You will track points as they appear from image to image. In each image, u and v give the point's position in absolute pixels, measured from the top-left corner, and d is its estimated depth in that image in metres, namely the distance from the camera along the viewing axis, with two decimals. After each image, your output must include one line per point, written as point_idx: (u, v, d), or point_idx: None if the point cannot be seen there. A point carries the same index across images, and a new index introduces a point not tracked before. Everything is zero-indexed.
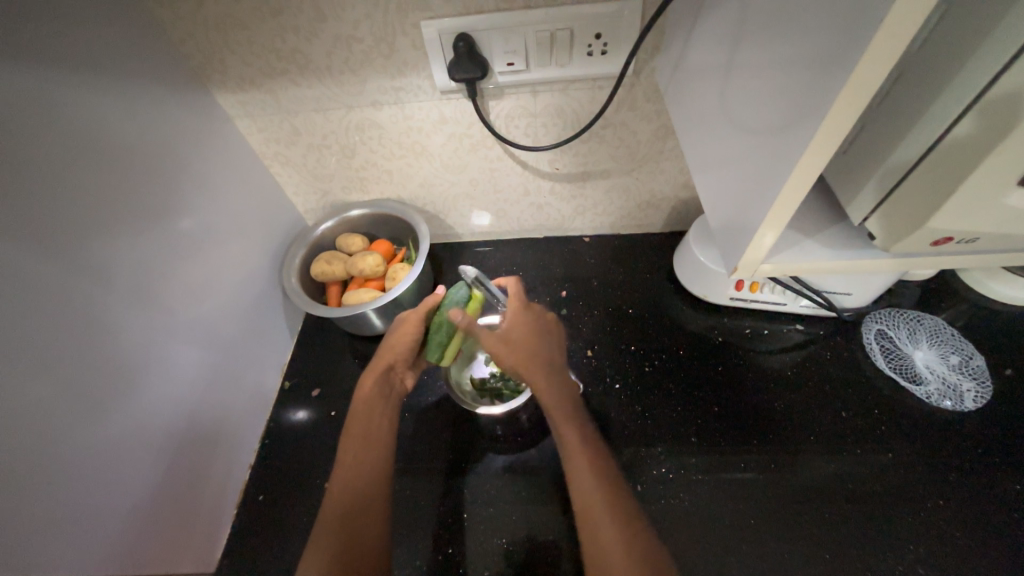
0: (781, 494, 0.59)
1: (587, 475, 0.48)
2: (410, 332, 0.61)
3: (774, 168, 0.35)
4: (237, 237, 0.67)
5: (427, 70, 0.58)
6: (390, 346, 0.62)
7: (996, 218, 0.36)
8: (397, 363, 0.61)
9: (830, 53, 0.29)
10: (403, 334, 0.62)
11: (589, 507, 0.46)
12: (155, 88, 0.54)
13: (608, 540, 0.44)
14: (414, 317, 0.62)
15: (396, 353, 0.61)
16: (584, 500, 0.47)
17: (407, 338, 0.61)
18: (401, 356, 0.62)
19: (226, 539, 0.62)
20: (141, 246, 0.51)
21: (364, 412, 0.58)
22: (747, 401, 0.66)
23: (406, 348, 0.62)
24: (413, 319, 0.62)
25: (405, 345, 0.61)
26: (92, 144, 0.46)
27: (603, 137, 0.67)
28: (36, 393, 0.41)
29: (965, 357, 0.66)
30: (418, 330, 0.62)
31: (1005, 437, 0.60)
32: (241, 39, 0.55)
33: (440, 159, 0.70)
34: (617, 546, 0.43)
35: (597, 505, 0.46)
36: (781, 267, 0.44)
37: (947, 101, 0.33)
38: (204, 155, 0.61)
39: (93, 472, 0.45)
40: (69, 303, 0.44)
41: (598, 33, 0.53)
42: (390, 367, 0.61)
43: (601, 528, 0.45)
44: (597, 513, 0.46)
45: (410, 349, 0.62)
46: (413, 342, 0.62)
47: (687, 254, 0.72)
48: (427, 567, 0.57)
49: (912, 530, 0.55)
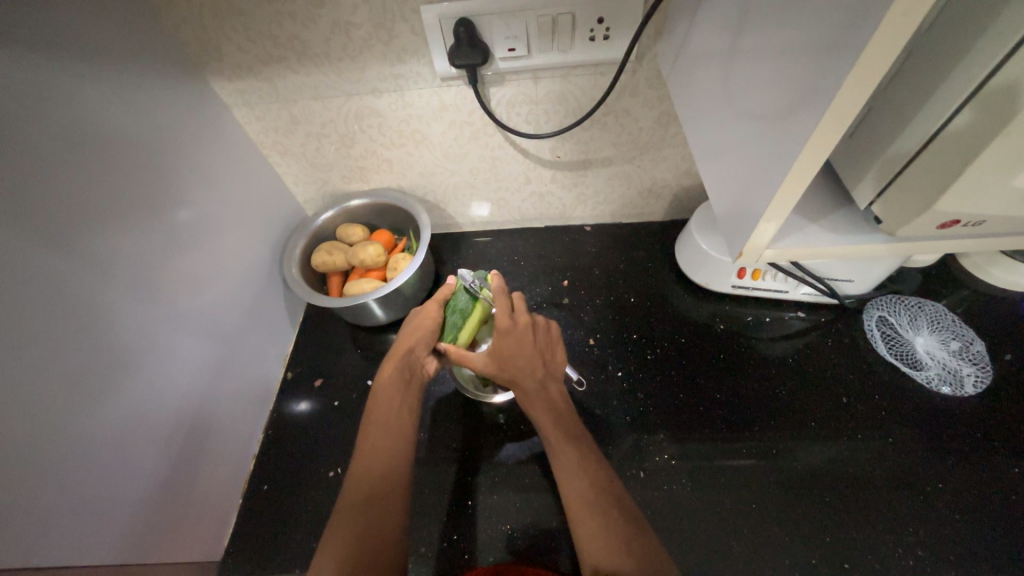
0: (782, 479, 0.59)
1: (576, 479, 0.50)
2: (430, 318, 0.63)
3: (780, 153, 0.34)
4: (237, 227, 0.66)
5: (426, 57, 0.57)
6: (410, 334, 0.63)
7: (1004, 200, 0.36)
8: (417, 348, 0.61)
9: (839, 36, 0.28)
10: (425, 322, 0.63)
11: (577, 511, 0.48)
12: (150, 76, 0.53)
13: (594, 541, 0.45)
14: (434, 305, 0.64)
15: (416, 338, 0.62)
16: (575, 502, 0.49)
17: (429, 325, 0.62)
18: (420, 342, 0.62)
19: (230, 529, 0.62)
20: (140, 238, 0.51)
21: (384, 397, 0.58)
22: (749, 387, 0.66)
23: (426, 333, 0.62)
24: (433, 308, 0.64)
25: (426, 330, 0.62)
26: (87, 133, 0.46)
27: (605, 124, 0.66)
28: (38, 387, 0.41)
29: (965, 342, 0.66)
30: (438, 316, 0.63)
31: (1003, 421, 0.61)
32: (236, 25, 0.54)
33: (441, 147, 0.70)
34: (596, 539, 0.45)
35: (586, 507, 0.48)
36: (786, 252, 0.43)
37: (956, 83, 0.33)
38: (201, 144, 0.60)
39: (97, 462, 0.45)
40: (69, 293, 0.44)
41: (600, 17, 0.53)
42: (410, 352, 0.61)
43: (584, 521, 0.47)
44: (585, 516, 0.47)
45: (430, 334, 0.62)
46: (433, 326, 0.62)
47: (689, 242, 0.72)
48: (432, 555, 0.57)
49: (910, 513, 0.56)
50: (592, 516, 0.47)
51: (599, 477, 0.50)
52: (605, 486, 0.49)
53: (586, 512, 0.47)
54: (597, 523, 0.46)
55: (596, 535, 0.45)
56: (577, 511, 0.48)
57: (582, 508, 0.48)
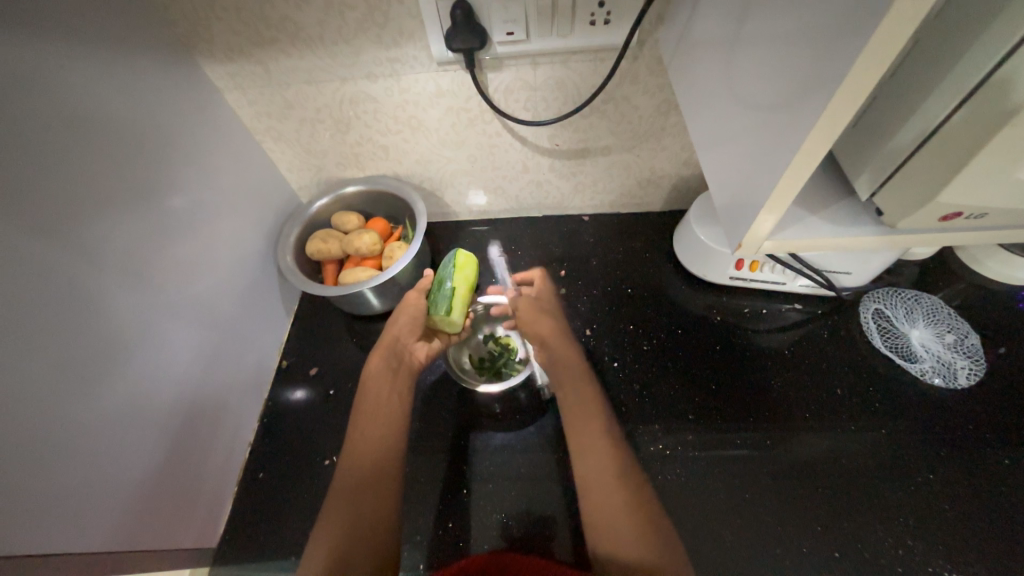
0: (776, 470, 0.60)
1: (593, 454, 0.51)
2: (412, 304, 0.63)
3: (782, 142, 0.34)
4: (231, 214, 0.65)
5: (423, 41, 0.56)
6: (394, 322, 0.63)
7: (1007, 192, 0.36)
8: (403, 334, 0.62)
9: (846, 20, 0.27)
10: (410, 309, 0.63)
11: (597, 484, 0.49)
12: (138, 58, 0.51)
13: (614, 517, 0.46)
14: (414, 294, 0.65)
15: (400, 326, 0.62)
16: (593, 474, 0.50)
17: (412, 313, 0.63)
18: (405, 329, 0.62)
19: (227, 516, 0.62)
20: (131, 225, 0.50)
21: (374, 388, 0.58)
22: (745, 379, 0.66)
23: (409, 320, 0.63)
24: (414, 297, 0.65)
25: (410, 318, 0.63)
26: (73, 115, 0.45)
27: (604, 112, 0.65)
28: (30, 375, 0.40)
29: (960, 335, 0.66)
30: (420, 302, 0.63)
31: (995, 413, 0.61)
32: (228, 5, 0.53)
33: (437, 134, 0.68)
34: (617, 515, 0.46)
35: (604, 480, 0.49)
36: (786, 245, 0.43)
37: (958, 80, 0.32)
38: (195, 129, 0.59)
39: (88, 451, 0.45)
40: (60, 279, 0.43)
41: (602, 1, 0.51)
42: (396, 341, 0.62)
43: (604, 497, 0.48)
44: (604, 487, 0.48)
45: (416, 320, 0.63)
46: (417, 311, 0.63)
47: (687, 232, 0.71)
48: (427, 543, 0.58)
49: (902, 503, 0.57)
50: (614, 491, 0.48)
51: (615, 451, 0.51)
52: (620, 458, 0.51)
53: (608, 484, 0.49)
54: (615, 496, 0.48)
55: (617, 512, 0.47)
56: (592, 482, 0.49)
57: (600, 480, 0.49)
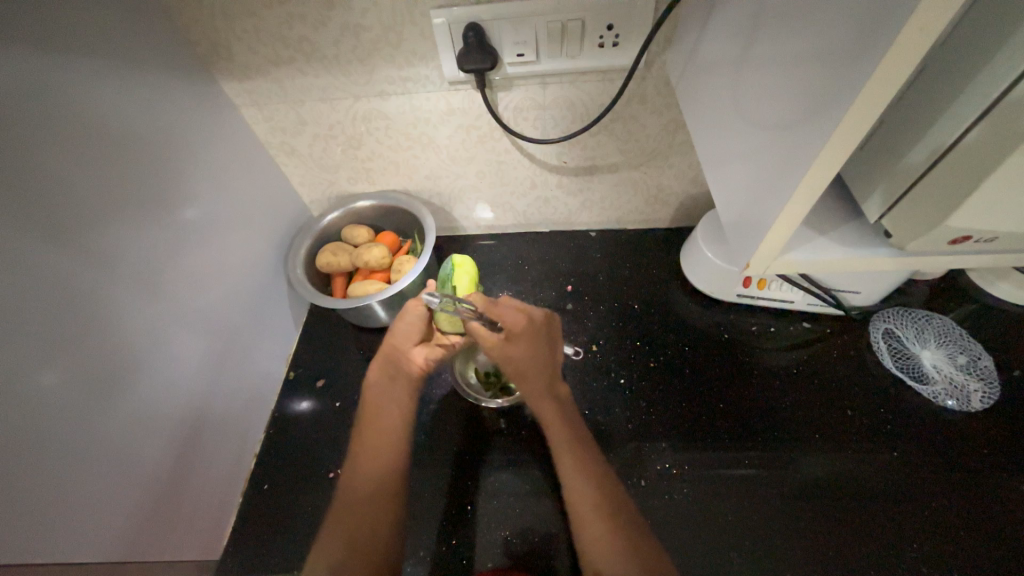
0: (784, 491, 0.59)
1: (578, 482, 0.50)
2: (413, 313, 0.59)
3: (789, 165, 0.34)
4: (243, 226, 0.66)
5: (435, 61, 0.57)
6: (393, 330, 0.59)
7: (1016, 216, 0.35)
8: (402, 343, 0.59)
9: (851, 48, 0.28)
10: (409, 315, 0.60)
11: (581, 515, 0.48)
12: (159, 76, 0.53)
13: (600, 543, 0.46)
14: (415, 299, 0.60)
15: (399, 333, 0.59)
16: (580, 507, 0.48)
17: (412, 321, 0.59)
18: (404, 337, 0.59)
19: (230, 527, 0.62)
20: (145, 236, 0.51)
21: (374, 400, 0.58)
22: (752, 398, 0.66)
23: (409, 327, 0.59)
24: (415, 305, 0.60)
25: (409, 325, 0.59)
26: (96, 131, 0.46)
27: (611, 130, 0.66)
28: (44, 384, 0.41)
29: (973, 357, 0.65)
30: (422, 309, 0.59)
31: (1009, 438, 0.60)
32: (247, 27, 0.55)
33: (447, 151, 0.70)
34: (603, 543, 0.46)
35: (589, 507, 0.48)
36: (793, 265, 0.43)
37: (957, 113, 0.33)
38: (211, 145, 0.60)
39: (96, 460, 0.45)
40: (76, 289, 0.44)
41: (610, 24, 0.52)
42: (393, 349, 0.59)
43: (589, 523, 0.47)
44: (588, 519, 0.47)
45: (416, 328, 0.59)
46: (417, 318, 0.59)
47: (695, 250, 0.71)
48: (429, 559, 0.57)
49: (914, 528, 0.56)
50: (600, 518, 0.47)
51: (602, 476, 0.50)
52: (607, 483, 0.50)
53: (590, 515, 0.47)
54: (601, 524, 0.47)
55: (603, 541, 0.46)
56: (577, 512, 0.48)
57: (584, 509, 0.48)
